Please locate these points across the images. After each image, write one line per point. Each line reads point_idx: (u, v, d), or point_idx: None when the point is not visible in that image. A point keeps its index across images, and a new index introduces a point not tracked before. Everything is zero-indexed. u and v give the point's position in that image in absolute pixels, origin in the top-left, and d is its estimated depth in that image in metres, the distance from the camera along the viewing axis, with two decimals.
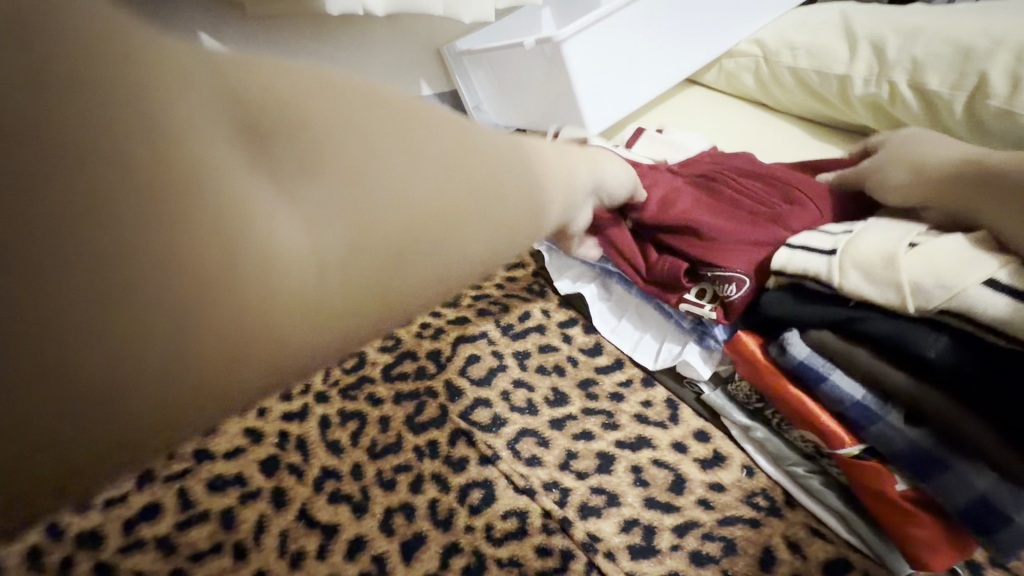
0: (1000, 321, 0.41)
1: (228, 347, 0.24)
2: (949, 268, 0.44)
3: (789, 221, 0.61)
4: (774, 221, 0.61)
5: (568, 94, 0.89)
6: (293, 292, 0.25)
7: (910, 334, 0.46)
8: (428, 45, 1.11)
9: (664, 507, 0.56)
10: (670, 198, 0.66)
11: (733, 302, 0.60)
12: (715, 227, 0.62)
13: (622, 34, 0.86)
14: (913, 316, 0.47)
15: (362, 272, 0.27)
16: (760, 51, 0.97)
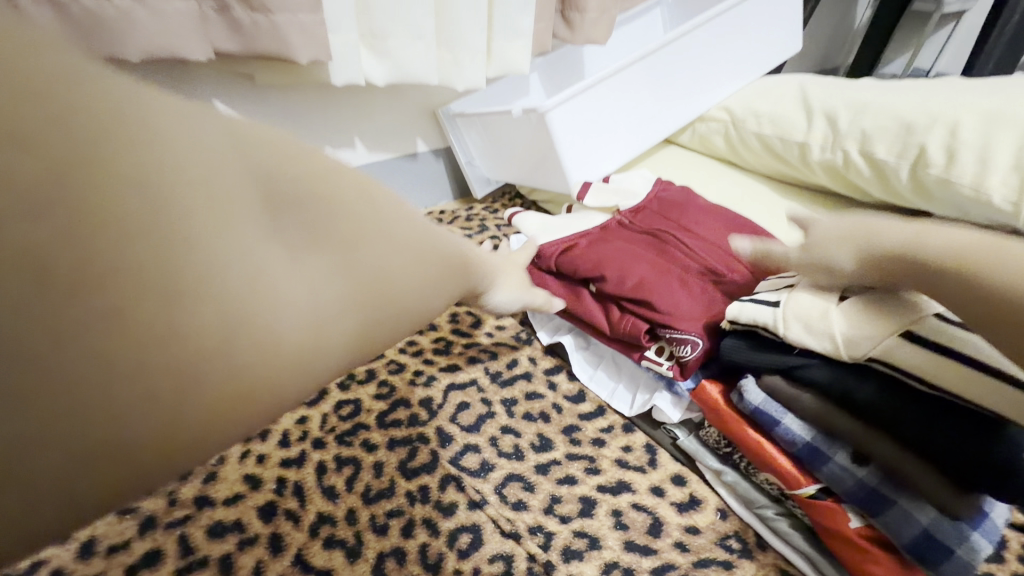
0: (912, 369, 0.47)
1: (162, 448, 0.32)
2: (853, 339, 0.50)
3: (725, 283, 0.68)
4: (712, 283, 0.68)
5: (553, 159, 0.95)
6: (227, 394, 0.33)
7: (843, 380, 0.51)
8: (425, 108, 1.19)
9: (643, 549, 0.59)
10: (624, 259, 0.71)
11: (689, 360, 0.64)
12: (667, 288, 0.67)
13: (610, 100, 0.94)
14: (843, 365, 0.52)
15: (285, 366, 0.36)
16: (729, 117, 1.06)
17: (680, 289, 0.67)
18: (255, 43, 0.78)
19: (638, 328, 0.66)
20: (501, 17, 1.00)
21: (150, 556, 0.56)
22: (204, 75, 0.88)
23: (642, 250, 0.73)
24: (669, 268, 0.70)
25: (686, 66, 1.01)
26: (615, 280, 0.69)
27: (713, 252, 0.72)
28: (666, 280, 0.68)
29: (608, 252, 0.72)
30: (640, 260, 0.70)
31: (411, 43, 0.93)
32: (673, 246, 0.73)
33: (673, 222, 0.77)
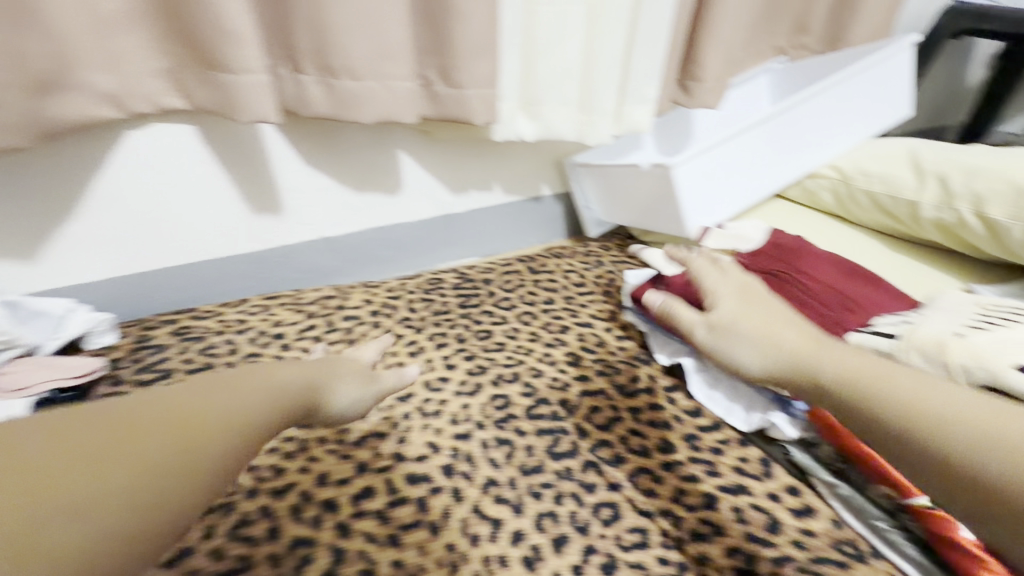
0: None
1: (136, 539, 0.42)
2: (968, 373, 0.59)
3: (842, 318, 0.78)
4: (829, 318, 0.78)
5: (673, 208, 1.10)
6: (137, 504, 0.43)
7: None
8: (553, 157, 1.37)
9: (763, 541, 0.68)
10: (747, 293, 0.83)
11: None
12: None
13: (726, 158, 1.08)
14: None
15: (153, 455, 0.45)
16: (838, 175, 1.16)
17: (800, 320, 0.77)
18: (446, 108, 1.00)
19: None
20: (632, 86, 1.18)
21: (365, 491, 0.73)
22: (396, 132, 1.12)
23: (762, 286, 0.84)
24: (789, 303, 0.81)
25: (796, 131, 1.14)
26: None
27: (828, 291, 0.82)
28: (787, 312, 0.79)
29: (731, 286, 0.84)
30: (761, 294, 0.82)
31: (558, 108, 1.13)
32: (790, 285, 0.84)
33: (789, 266, 0.88)
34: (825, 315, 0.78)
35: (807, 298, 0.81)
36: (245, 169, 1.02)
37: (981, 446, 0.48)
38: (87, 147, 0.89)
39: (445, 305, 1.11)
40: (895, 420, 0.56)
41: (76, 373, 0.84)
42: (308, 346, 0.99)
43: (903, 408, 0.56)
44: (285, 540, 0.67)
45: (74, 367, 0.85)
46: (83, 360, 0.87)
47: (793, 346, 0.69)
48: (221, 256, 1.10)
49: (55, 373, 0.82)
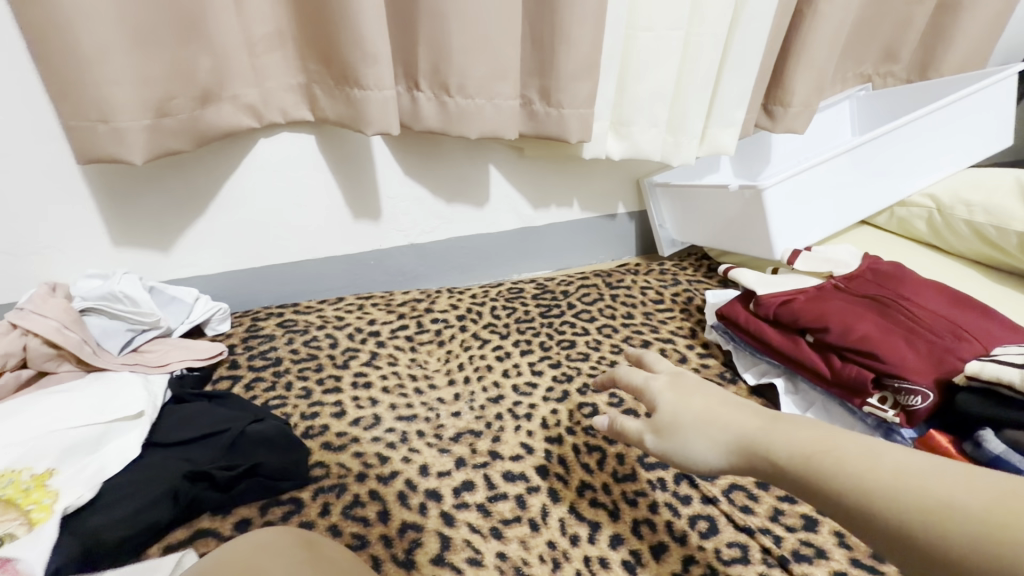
0: None
1: None
2: None
3: (954, 346, 0.76)
4: (940, 345, 0.76)
5: (761, 230, 1.10)
6: None
7: None
8: (633, 176, 1.40)
9: (870, 568, 0.67)
10: (847, 316, 0.82)
11: (917, 409, 0.73)
12: (894, 344, 0.77)
13: (818, 182, 1.08)
14: None
15: None
16: (934, 203, 1.13)
17: (908, 346, 0.76)
18: (544, 126, 1.07)
19: (864, 377, 0.76)
20: (720, 109, 1.20)
21: (466, 484, 0.77)
22: (490, 147, 1.18)
23: (863, 310, 0.84)
24: (894, 328, 0.80)
25: (891, 157, 1.12)
26: (840, 334, 0.80)
27: (937, 319, 0.81)
28: (892, 337, 0.78)
29: (832, 310, 0.84)
30: (863, 318, 0.81)
31: (647, 128, 1.17)
32: (895, 310, 0.83)
33: (892, 290, 0.87)
34: (935, 341, 0.77)
35: (914, 324, 0.80)
36: (353, 177, 1.11)
37: (982, 542, 0.32)
38: (226, 153, 0.99)
39: (527, 313, 1.15)
40: (853, 512, 0.39)
41: (202, 356, 0.92)
42: (401, 344, 1.04)
43: (870, 490, 0.38)
44: (396, 523, 0.71)
45: (200, 349, 0.94)
46: (206, 343, 0.96)
47: (741, 426, 0.49)
48: (323, 257, 1.18)
49: (185, 353, 0.91)
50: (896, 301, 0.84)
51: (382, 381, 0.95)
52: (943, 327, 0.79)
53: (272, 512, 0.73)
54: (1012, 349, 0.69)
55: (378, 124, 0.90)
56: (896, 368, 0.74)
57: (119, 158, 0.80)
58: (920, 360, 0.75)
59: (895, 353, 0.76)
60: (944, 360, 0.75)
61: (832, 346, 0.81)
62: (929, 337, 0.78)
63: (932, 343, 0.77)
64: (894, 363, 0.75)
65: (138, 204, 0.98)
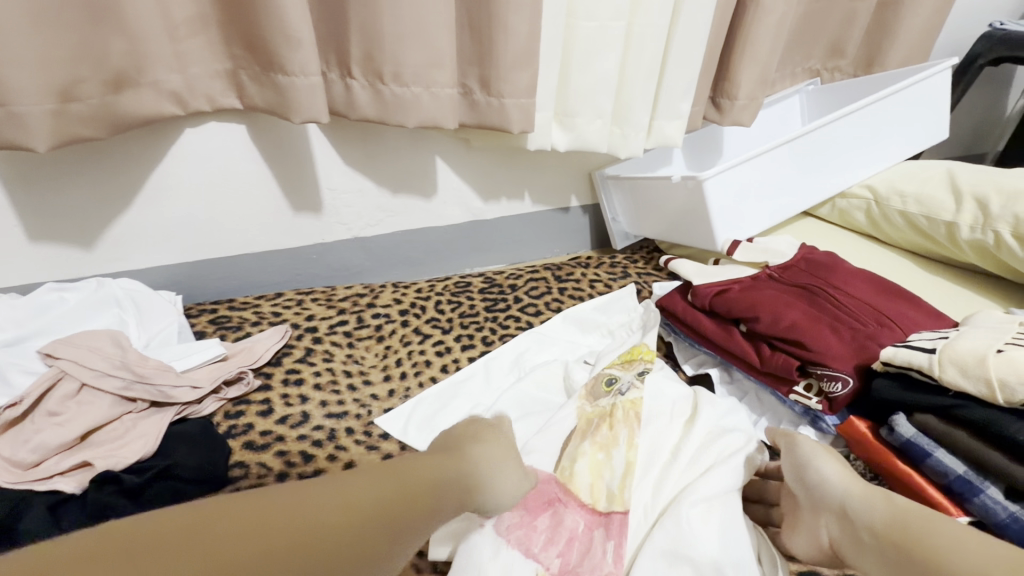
0: None
1: None
2: (1014, 387, 0.58)
3: (877, 334, 0.77)
4: (865, 333, 0.77)
5: (704, 221, 1.11)
6: None
7: (998, 420, 0.59)
8: (585, 170, 1.38)
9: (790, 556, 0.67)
10: (777, 305, 0.82)
11: (838, 396, 0.74)
12: (819, 333, 0.77)
13: (757, 174, 1.09)
14: (1001, 408, 0.59)
15: None
16: (872, 195, 1.15)
17: (833, 336, 0.77)
18: (486, 116, 1.05)
19: (790, 365, 0.76)
20: (666, 101, 1.20)
21: None
22: (434, 138, 1.15)
23: (794, 299, 0.84)
24: (821, 317, 0.80)
25: (830, 149, 1.14)
26: (769, 323, 0.80)
27: (863, 308, 0.81)
28: (818, 326, 0.78)
29: (764, 299, 0.83)
30: (792, 307, 0.81)
31: (592, 120, 1.16)
32: (824, 300, 0.83)
33: (823, 280, 0.88)
34: (860, 330, 0.78)
35: (840, 313, 0.80)
36: (289, 167, 1.07)
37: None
38: (150, 142, 0.94)
39: (472, 308, 1.13)
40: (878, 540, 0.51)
41: (155, 335, 0.89)
42: (339, 340, 1.01)
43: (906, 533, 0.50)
44: None
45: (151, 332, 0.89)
46: (155, 321, 0.91)
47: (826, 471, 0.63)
48: (261, 251, 1.14)
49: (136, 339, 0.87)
50: (826, 290, 0.85)
51: (315, 377, 0.92)
52: (868, 316, 0.80)
53: None
54: (928, 335, 0.70)
55: (305, 112, 0.87)
56: (820, 356, 0.74)
57: (22, 145, 0.76)
58: (844, 349, 0.75)
59: (820, 341, 0.76)
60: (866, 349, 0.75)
61: (762, 335, 0.81)
62: (854, 326, 0.78)
63: (856, 332, 0.77)
64: (819, 350, 0.75)
65: (54, 195, 0.93)
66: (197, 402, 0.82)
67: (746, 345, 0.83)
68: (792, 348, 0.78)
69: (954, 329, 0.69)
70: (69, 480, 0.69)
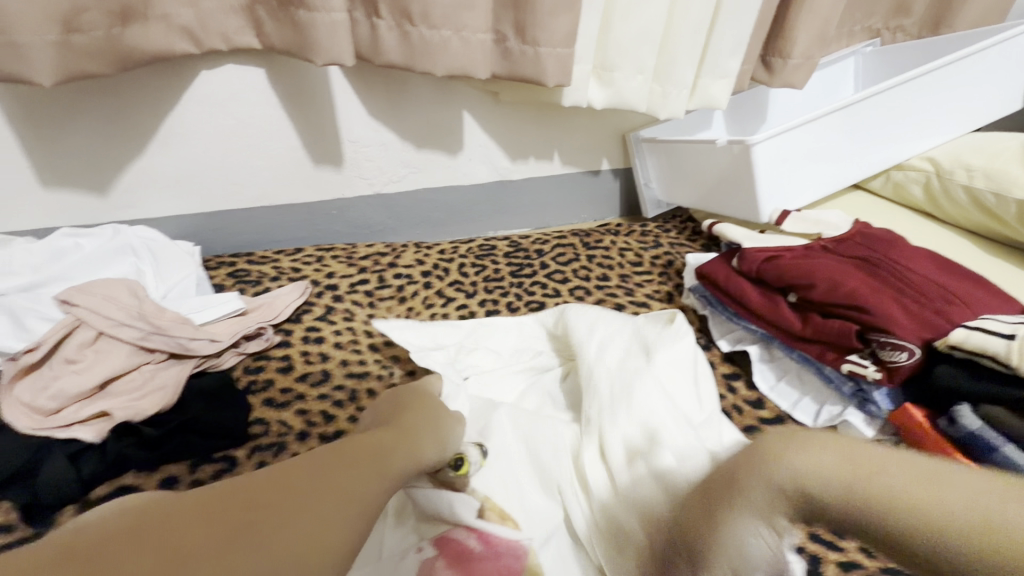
0: None
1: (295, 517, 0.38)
2: None
3: (946, 307, 0.72)
4: (933, 306, 0.72)
5: (746, 190, 1.04)
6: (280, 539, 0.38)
7: None
8: (618, 131, 1.30)
9: (829, 545, 0.65)
10: (835, 272, 0.77)
11: (901, 366, 0.69)
12: (882, 299, 0.72)
13: (809, 141, 1.01)
14: None
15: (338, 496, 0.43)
16: (933, 168, 1.07)
17: (897, 306, 0.72)
18: (519, 66, 0.97)
19: (849, 330, 0.72)
20: (713, 57, 1.10)
21: None
22: (461, 90, 1.08)
23: (853, 268, 0.79)
24: (883, 287, 0.75)
25: (889, 115, 1.05)
26: (828, 289, 0.76)
27: (930, 282, 0.76)
28: (879, 293, 0.73)
29: (822, 267, 0.78)
30: (851, 275, 0.77)
31: (633, 76, 1.08)
32: (886, 271, 0.78)
33: (884, 252, 0.82)
34: (927, 302, 0.73)
35: (904, 285, 0.75)
36: (309, 115, 1.01)
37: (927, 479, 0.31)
38: (164, 83, 0.89)
39: (497, 272, 1.09)
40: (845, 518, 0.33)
41: (171, 282, 0.87)
42: (359, 299, 0.98)
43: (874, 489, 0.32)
44: None
45: (168, 279, 0.87)
46: (172, 269, 0.88)
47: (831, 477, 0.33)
48: (280, 205, 1.10)
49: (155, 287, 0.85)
50: (888, 262, 0.80)
51: (336, 336, 0.90)
52: (935, 288, 0.75)
53: (203, 471, 0.68)
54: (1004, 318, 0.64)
55: (330, 54, 0.81)
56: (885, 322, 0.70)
57: (28, 79, 0.71)
58: (909, 318, 0.70)
59: (882, 306, 0.71)
60: (934, 321, 0.70)
61: (818, 302, 0.77)
62: (920, 298, 0.73)
63: (921, 304, 0.72)
64: (880, 315, 0.70)
65: (66, 137, 0.89)
66: (216, 355, 0.80)
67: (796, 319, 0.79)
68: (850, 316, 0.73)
69: None
70: (88, 429, 0.67)
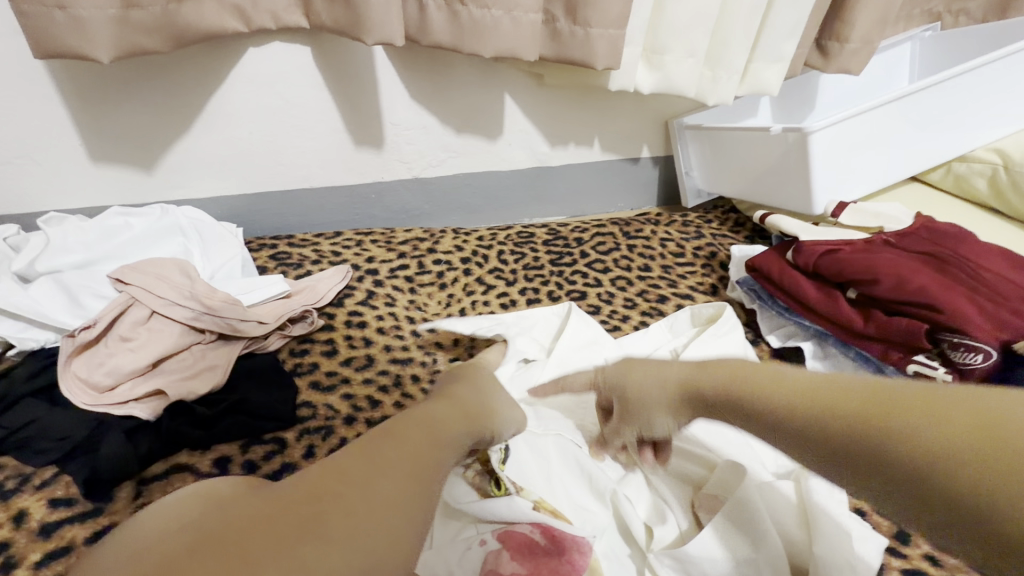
0: None
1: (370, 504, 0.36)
2: None
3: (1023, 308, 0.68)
4: (1009, 305, 0.69)
5: (800, 180, 1.00)
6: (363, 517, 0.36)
7: None
8: (661, 117, 1.26)
9: (892, 550, 0.61)
10: (901, 268, 0.74)
11: (975, 368, 0.67)
12: (954, 298, 0.69)
13: (869, 130, 0.96)
14: None
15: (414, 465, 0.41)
16: (1001, 160, 1.02)
17: (970, 305, 0.69)
18: (569, 49, 0.94)
19: (918, 330, 0.69)
20: (768, 40, 1.06)
21: None
22: (505, 72, 1.06)
23: (919, 264, 0.75)
24: (953, 284, 0.72)
25: (955, 103, 0.99)
26: (895, 287, 0.72)
27: (1003, 278, 0.72)
28: (951, 290, 0.70)
29: (886, 263, 0.75)
30: (918, 271, 0.73)
31: (683, 59, 1.04)
32: (955, 266, 0.75)
33: (950, 245, 0.79)
34: (1002, 301, 0.69)
35: (975, 282, 0.72)
36: (353, 97, 1.00)
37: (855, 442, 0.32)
38: (211, 61, 0.89)
39: (536, 260, 1.07)
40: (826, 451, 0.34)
41: (217, 261, 0.87)
42: (400, 285, 0.98)
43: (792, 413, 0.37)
44: None
45: (214, 259, 0.87)
46: (218, 249, 0.89)
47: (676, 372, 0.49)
48: (319, 188, 1.09)
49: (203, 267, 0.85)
50: (956, 256, 0.76)
51: (378, 321, 0.89)
52: (1009, 286, 0.71)
53: (253, 451, 0.68)
54: None
55: (380, 33, 0.79)
56: (959, 322, 0.67)
57: (84, 54, 0.71)
58: (984, 319, 0.67)
59: (955, 306, 0.68)
60: (1012, 321, 0.67)
61: (883, 300, 0.74)
62: (994, 297, 0.70)
63: (996, 303, 0.69)
64: (952, 315, 0.68)
65: (115, 115, 0.89)
66: (262, 337, 0.80)
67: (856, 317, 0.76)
68: (919, 315, 0.70)
69: None
70: (143, 407, 0.68)
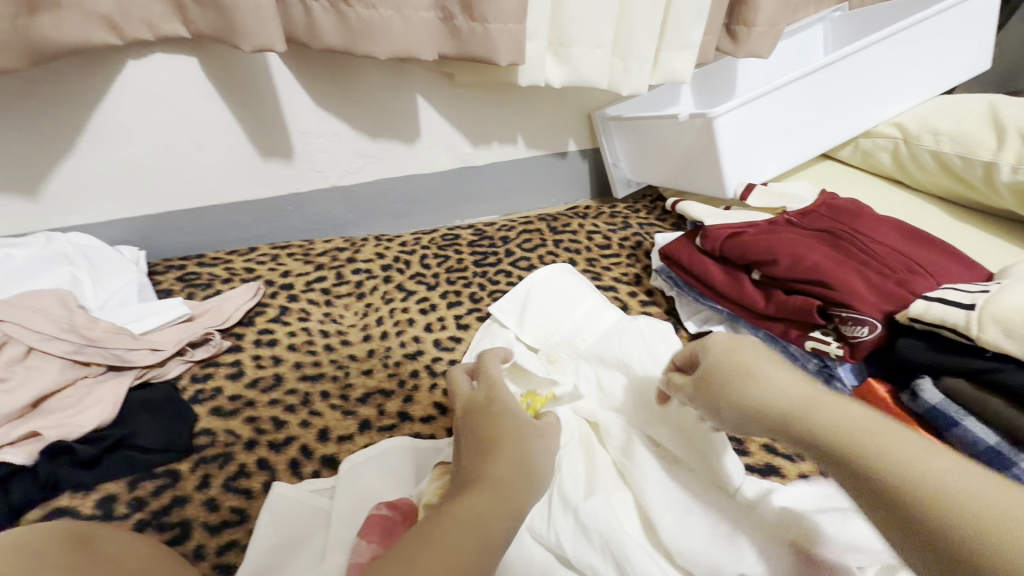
0: None
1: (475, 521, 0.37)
2: None
3: (907, 281, 0.69)
4: (896, 279, 0.70)
5: (712, 165, 1.01)
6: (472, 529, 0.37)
7: None
8: (583, 110, 1.26)
9: None
10: (796, 248, 0.75)
11: (863, 341, 0.67)
12: (843, 275, 0.70)
13: (773, 112, 0.97)
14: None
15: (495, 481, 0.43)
16: (901, 133, 1.05)
17: (860, 281, 0.70)
18: (469, 46, 0.92)
19: (812, 306, 0.70)
20: (674, 28, 1.06)
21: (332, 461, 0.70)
22: (413, 73, 1.03)
23: (815, 242, 0.76)
24: (845, 261, 0.73)
25: (853, 81, 1.01)
26: (790, 267, 0.73)
27: (893, 254, 0.74)
28: (841, 267, 0.71)
29: (784, 243, 0.76)
30: (812, 249, 0.74)
31: (591, 51, 1.04)
32: (848, 244, 0.76)
33: (847, 224, 0.80)
34: (890, 276, 0.70)
35: (866, 258, 0.73)
36: (253, 107, 0.96)
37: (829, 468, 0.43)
38: (89, 79, 0.84)
39: (460, 262, 1.06)
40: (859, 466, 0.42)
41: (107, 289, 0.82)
42: (315, 298, 0.94)
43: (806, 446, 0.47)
44: (307, 475, 0.68)
45: (104, 287, 0.82)
46: (109, 275, 0.84)
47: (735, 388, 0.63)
48: (228, 203, 1.05)
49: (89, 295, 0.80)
50: (850, 234, 0.77)
51: (289, 338, 0.86)
52: (898, 261, 0.72)
53: (142, 487, 0.64)
54: (966, 287, 0.63)
55: (258, 39, 0.76)
56: (848, 298, 0.67)
57: None
58: (872, 293, 0.68)
59: (845, 281, 0.69)
60: (898, 295, 0.68)
61: (782, 280, 0.74)
62: (882, 272, 0.71)
63: (884, 278, 0.70)
64: (842, 291, 0.68)
65: None
66: (159, 364, 0.76)
67: (759, 298, 0.76)
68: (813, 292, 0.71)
69: (996, 284, 0.61)
70: (18, 451, 0.64)
